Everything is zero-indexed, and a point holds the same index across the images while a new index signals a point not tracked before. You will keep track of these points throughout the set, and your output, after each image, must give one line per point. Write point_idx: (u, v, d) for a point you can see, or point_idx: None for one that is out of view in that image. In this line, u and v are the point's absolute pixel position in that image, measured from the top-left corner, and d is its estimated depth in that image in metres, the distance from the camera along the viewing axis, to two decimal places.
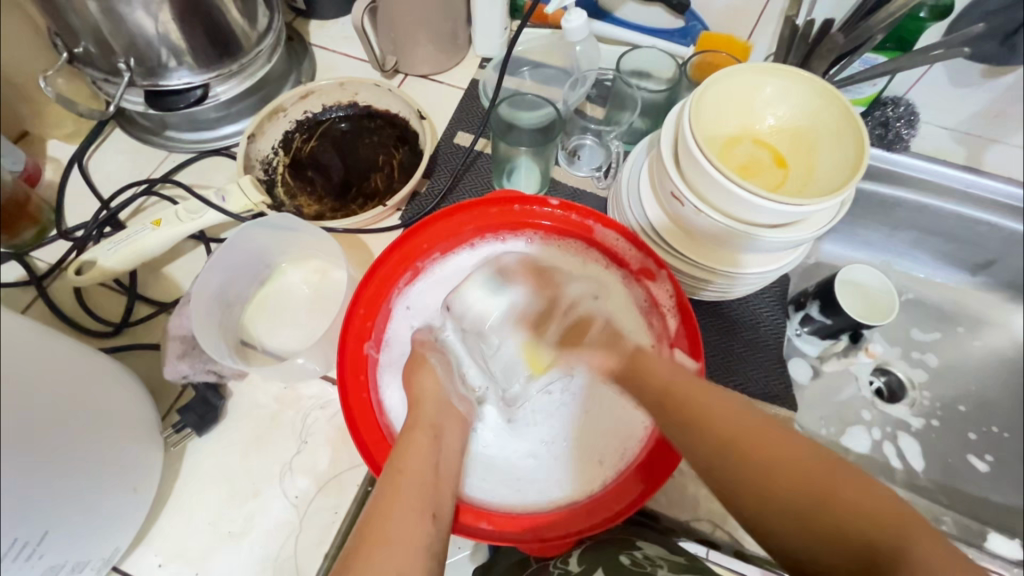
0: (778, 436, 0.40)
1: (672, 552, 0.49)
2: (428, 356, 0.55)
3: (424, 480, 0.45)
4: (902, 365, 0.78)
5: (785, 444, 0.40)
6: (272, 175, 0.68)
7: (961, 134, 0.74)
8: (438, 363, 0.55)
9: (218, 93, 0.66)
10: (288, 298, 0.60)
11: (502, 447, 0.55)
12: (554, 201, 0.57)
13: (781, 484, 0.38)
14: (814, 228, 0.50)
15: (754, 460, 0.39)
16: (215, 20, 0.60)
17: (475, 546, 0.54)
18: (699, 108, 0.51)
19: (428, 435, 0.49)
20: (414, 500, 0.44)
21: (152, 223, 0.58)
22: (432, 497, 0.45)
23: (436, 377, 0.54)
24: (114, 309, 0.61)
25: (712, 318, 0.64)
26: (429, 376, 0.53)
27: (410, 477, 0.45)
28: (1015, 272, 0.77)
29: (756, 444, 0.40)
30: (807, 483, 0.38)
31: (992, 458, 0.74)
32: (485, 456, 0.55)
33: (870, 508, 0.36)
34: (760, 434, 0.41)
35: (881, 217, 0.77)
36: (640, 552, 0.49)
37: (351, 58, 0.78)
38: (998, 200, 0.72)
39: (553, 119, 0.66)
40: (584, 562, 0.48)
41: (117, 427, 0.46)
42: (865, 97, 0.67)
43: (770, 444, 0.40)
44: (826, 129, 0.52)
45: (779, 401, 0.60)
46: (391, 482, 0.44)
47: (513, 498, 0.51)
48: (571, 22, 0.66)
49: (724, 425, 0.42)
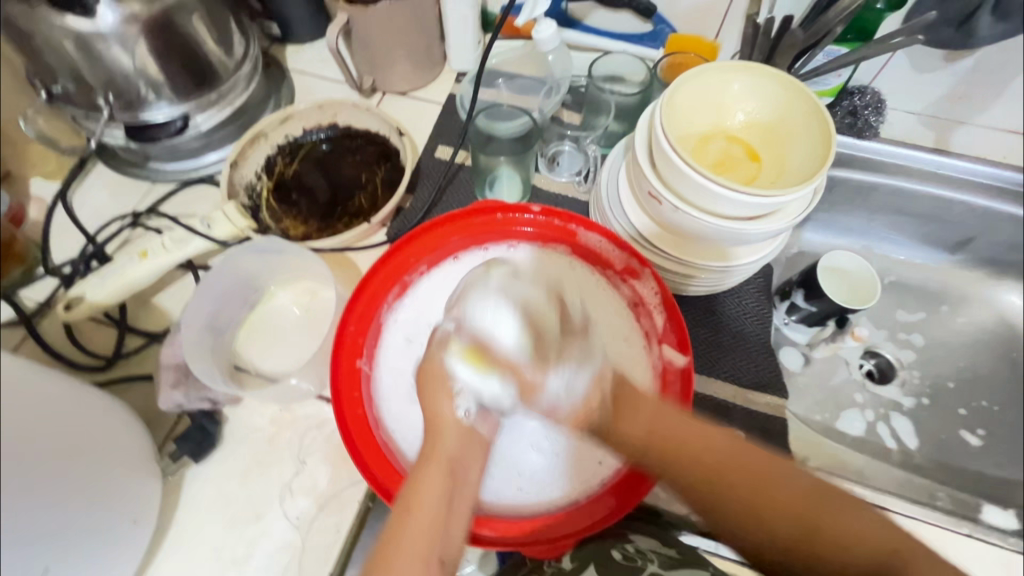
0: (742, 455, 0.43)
1: (663, 546, 0.50)
2: (450, 378, 0.51)
3: (439, 510, 0.45)
4: (890, 347, 0.80)
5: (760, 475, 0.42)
6: (256, 200, 0.68)
7: (928, 118, 0.76)
8: (461, 389, 0.51)
9: (198, 122, 0.66)
10: (279, 321, 0.61)
11: (523, 445, 0.54)
12: (535, 207, 0.58)
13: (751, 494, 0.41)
14: (788, 219, 0.51)
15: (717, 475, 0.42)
16: (191, 51, 0.61)
17: (482, 559, 0.55)
18: (669, 109, 0.53)
19: (444, 470, 0.47)
20: (417, 554, 0.43)
21: (138, 254, 0.58)
22: (438, 542, 0.44)
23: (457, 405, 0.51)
24: (105, 342, 0.61)
25: (696, 313, 0.65)
26: (449, 404, 0.50)
27: (421, 516, 0.44)
28: (992, 248, 0.79)
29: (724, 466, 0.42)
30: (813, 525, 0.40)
31: (984, 432, 0.74)
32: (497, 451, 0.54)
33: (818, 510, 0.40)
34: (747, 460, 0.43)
35: (859, 203, 0.79)
36: (631, 545, 0.50)
37: (329, 80, 0.79)
38: (972, 179, 0.74)
39: (530, 128, 0.68)
40: (577, 560, 0.49)
41: (114, 459, 0.46)
42: (830, 88, 0.69)
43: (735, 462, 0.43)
44: (792, 122, 0.54)
45: (770, 389, 0.61)
46: (400, 519, 0.44)
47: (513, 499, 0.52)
48: (541, 33, 0.68)
49: (738, 479, 0.42)
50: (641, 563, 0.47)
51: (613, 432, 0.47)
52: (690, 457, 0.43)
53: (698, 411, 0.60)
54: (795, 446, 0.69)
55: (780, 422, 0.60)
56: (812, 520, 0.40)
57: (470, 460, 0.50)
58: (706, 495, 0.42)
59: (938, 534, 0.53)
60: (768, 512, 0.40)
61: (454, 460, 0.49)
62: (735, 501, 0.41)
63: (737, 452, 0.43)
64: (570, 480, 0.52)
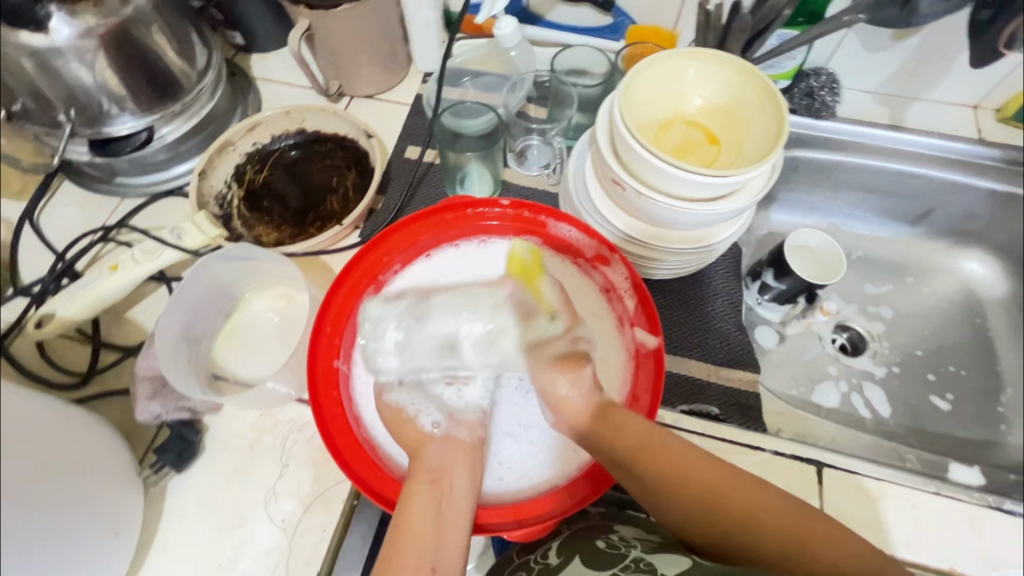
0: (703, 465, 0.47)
1: (647, 534, 0.51)
2: (404, 406, 0.55)
3: (428, 514, 0.47)
4: (860, 320, 0.82)
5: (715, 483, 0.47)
6: (226, 210, 0.68)
7: (882, 96, 0.79)
8: (416, 408, 0.55)
9: (164, 133, 0.66)
10: (255, 326, 0.61)
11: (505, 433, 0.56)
12: (504, 200, 0.59)
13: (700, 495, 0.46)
14: (749, 197, 0.52)
15: (678, 479, 0.47)
16: (151, 63, 0.61)
17: (480, 558, 0.56)
18: (628, 97, 0.54)
19: (426, 480, 0.49)
20: (415, 565, 0.45)
21: (109, 268, 0.58)
22: (434, 552, 0.46)
23: (421, 423, 0.55)
24: (79, 359, 0.61)
25: (668, 297, 0.66)
26: (415, 424, 0.54)
27: (410, 539, 0.46)
28: (951, 220, 0.82)
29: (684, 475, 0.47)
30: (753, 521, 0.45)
31: (952, 396, 0.77)
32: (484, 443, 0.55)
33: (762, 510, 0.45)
34: (707, 468, 0.47)
35: (822, 181, 0.81)
36: (616, 535, 0.51)
37: (295, 87, 0.79)
38: (929, 152, 0.76)
39: (496, 124, 0.69)
40: (562, 554, 0.49)
41: (92, 474, 0.46)
42: (786, 71, 0.71)
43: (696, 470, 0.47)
44: (747, 102, 0.55)
45: (743, 364, 0.63)
46: (392, 550, 0.46)
47: (494, 488, 0.52)
48: (503, 30, 0.68)
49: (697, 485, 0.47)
50: (625, 549, 0.47)
51: (598, 422, 0.50)
52: (660, 469, 0.47)
53: (674, 390, 0.61)
54: (772, 419, 0.71)
55: (755, 396, 0.62)
56: (750, 518, 0.45)
57: (452, 462, 0.52)
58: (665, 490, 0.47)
59: (907, 493, 0.55)
60: (720, 516, 0.46)
61: (439, 466, 0.51)
62: (688, 500, 0.46)
63: (704, 470, 0.47)
64: (551, 466, 0.53)
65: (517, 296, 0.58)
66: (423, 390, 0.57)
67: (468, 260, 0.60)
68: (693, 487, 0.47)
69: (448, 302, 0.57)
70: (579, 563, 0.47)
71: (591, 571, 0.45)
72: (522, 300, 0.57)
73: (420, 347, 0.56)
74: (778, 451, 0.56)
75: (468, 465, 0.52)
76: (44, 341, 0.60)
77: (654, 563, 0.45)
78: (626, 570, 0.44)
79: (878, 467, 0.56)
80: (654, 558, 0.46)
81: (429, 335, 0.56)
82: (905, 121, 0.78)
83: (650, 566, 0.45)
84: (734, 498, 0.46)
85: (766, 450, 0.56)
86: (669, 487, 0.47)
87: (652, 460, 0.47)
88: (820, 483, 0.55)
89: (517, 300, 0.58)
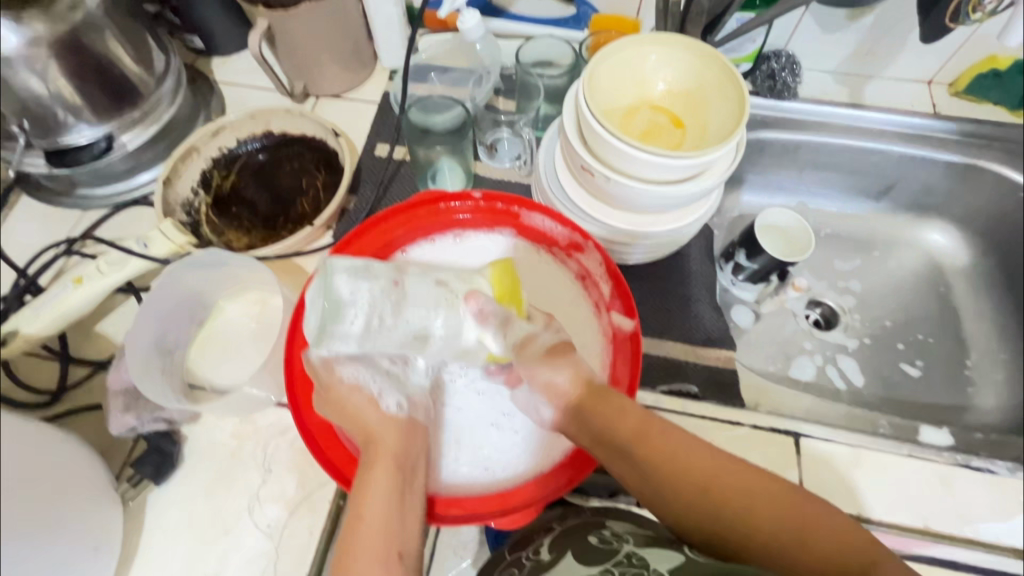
0: (696, 454, 0.48)
1: (638, 527, 0.51)
2: (362, 382, 0.50)
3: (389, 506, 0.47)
4: (832, 295, 0.84)
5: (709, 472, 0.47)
6: (194, 217, 0.66)
7: (841, 76, 0.81)
8: (377, 388, 0.52)
9: (123, 142, 0.65)
10: (230, 334, 0.60)
11: (483, 420, 0.55)
12: (476, 193, 0.59)
13: (695, 484, 0.46)
14: (716, 177, 0.53)
15: (674, 468, 0.47)
16: (106, 70, 0.60)
17: (475, 556, 0.56)
18: (593, 85, 0.55)
19: (391, 469, 0.48)
20: (377, 549, 0.46)
21: (72, 281, 0.56)
22: (399, 537, 0.47)
23: (382, 404, 0.52)
24: (48, 377, 0.59)
25: (644, 282, 0.67)
26: (376, 409, 0.51)
27: (371, 524, 0.47)
28: (913, 193, 0.84)
29: (678, 465, 0.47)
30: (748, 509, 0.45)
31: (922, 363, 0.79)
32: (461, 430, 0.55)
33: (757, 499, 0.45)
34: (700, 458, 0.48)
35: (790, 161, 0.82)
36: (608, 531, 0.50)
37: (260, 89, 0.78)
38: (888, 128, 0.78)
39: (464, 117, 0.69)
40: (554, 551, 0.47)
41: (67, 491, 0.45)
42: (748, 54, 0.74)
43: (690, 460, 0.48)
44: (709, 85, 0.56)
45: (719, 343, 0.64)
46: (352, 534, 0.46)
47: (473, 478, 0.53)
48: (465, 24, 0.68)
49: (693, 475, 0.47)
50: (617, 544, 0.46)
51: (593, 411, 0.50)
52: (655, 457, 0.48)
53: (653, 372, 0.62)
54: (751, 395, 0.72)
55: (731, 373, 0.63)
56: (746, 507, 0.45)
57: (417, 448, 0.52)
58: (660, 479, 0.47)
59: (881, 458, 0.57)
60: (717, 506, 0.46)
61: (399, 453, 0.50)
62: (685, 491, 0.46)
63: (699, 461, 0.47)
64: (536, 453, 0.53)
65: (485, 311, 0.47)
66: (379, 366, 0.51)
67: (439, 251, 0.59)
68: (686, 476, 0.47)
69: (424, 286, 0.47)
70: (571, 558, 0.45)
71: (583, 565, 0.44)
72: (492, 323, 0.48)
73: (383, 339, 0.45)
74: (757, 425, 0.57)
75: (422, 441, 0.53)
76: (8, 359, 0.58)
77: (647, 557, 0.43)
78: (619, 564, 0.42)
79: (853, 435, 0.58)
80: (647, 551, 0.44)
81: (399, 330, 0.44)
82: (864, 99, 0.80)
83: (644, 557, 0.43)
84: (729, 486, 0.46)
85: (745, 425, 0.57)
86: (664, 477, 0.47)
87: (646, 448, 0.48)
88: (798, 453, 0.56)
89: (488, 316, 0.47)
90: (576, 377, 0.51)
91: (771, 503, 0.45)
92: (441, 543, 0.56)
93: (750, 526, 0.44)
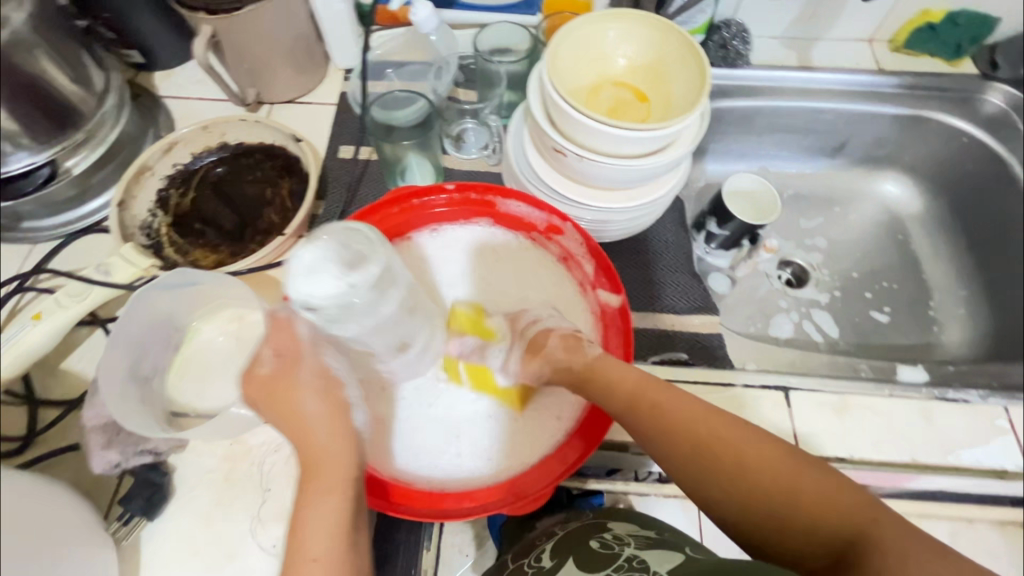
0: (710, 415, 0.46)
1: (641, 529, 0.51)
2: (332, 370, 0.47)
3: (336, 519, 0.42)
4: (801, 253, 0.88)
5: (721, 433, 0.45)
6: (155, 238, 0.64)
7: (789, 40, 0.83)
8: (354, 400, 0.48)
9: (69, 167, 0.62)
10: (208, 355, 0.57)
11: (478, 416, 0.55)
12: (449, 184, 0.59)
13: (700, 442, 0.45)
14: (685, 146, 0.54)
15: (677, 428, 0.46)
16: (43, 91, 0.56)
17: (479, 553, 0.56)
18: (556, 65, 0.55)
19: (347, 494, 0.44)
20: None
21: (31, 319, 0.53)
22: (354, 564, 0.42)
23: (354, 419, 0.48)
24: (15, 422, 0.55)
25: (623, 257, 0.68)
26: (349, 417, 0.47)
27: (320, 557, 0.41)
28: (866, 147, 0.88)
29: (684, 424, 0.46)
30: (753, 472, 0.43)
31: (890, 309, 0.83)
32: (457, 427, 0.55)
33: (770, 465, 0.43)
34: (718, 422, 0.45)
35: (747, 128, 0.85)
36: (610, 533, 0.50)
37: (209, 100, 0.75)
38: (837, 87, 0.81)
39: (428, 110, 0.67)
40: (555, 556, 0.47)
41: (55, 539, 0.42)
42: (698, 25, 0.74)
43: (701, 419, 0.46)
44: (669, 57, 0.57)
45: (703, 309, 0.66)
46: (296, 567, 0.41)
47: (458, 483, 0.52)
48: (418, 16, 0.65)
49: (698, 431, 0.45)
50: (619, 548, 0.46)
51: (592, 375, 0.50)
52: (661, 417, 0.46)
53: (643, 344, 0.63)
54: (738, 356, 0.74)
55: (717, 338, 0.64)
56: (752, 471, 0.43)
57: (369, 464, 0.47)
58: (661, 436, 0.46)
59: (867, 401, 0.60)
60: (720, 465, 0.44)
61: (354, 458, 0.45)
62: (688, 450, 0.45)
63: (710, 421, 0.46)
64: (539, 440, 0.54)
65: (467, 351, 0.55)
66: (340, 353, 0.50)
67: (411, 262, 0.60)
68: (689, 435, 0.45)
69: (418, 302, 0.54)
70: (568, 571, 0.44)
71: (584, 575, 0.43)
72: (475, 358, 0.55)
73: (387, 331, 0.48)
74: (748, 384, 0.59)
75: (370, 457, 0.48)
76: None
77: (647, 560, 0.42)
78: (619, 571, 0.42)
79: (839, 383, 0.60)
80: (647, 557, 0.44)
81: (400, 326, 0.49)
82: (813, 61, 0.83)
83: (644, 562, 0.43)
84: (738, 446, 0.44)
85: (735, 385, 0.59)
86: (669, 433, 0.46)
87: (650, 409, 0.47)
88: (789, 405, 0.58)
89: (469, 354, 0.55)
90: (558, 348, 0.52)
91: (791, 475, 0.42)
92: (446, 543, 0.56)
93: (755, 483, 0.42)
